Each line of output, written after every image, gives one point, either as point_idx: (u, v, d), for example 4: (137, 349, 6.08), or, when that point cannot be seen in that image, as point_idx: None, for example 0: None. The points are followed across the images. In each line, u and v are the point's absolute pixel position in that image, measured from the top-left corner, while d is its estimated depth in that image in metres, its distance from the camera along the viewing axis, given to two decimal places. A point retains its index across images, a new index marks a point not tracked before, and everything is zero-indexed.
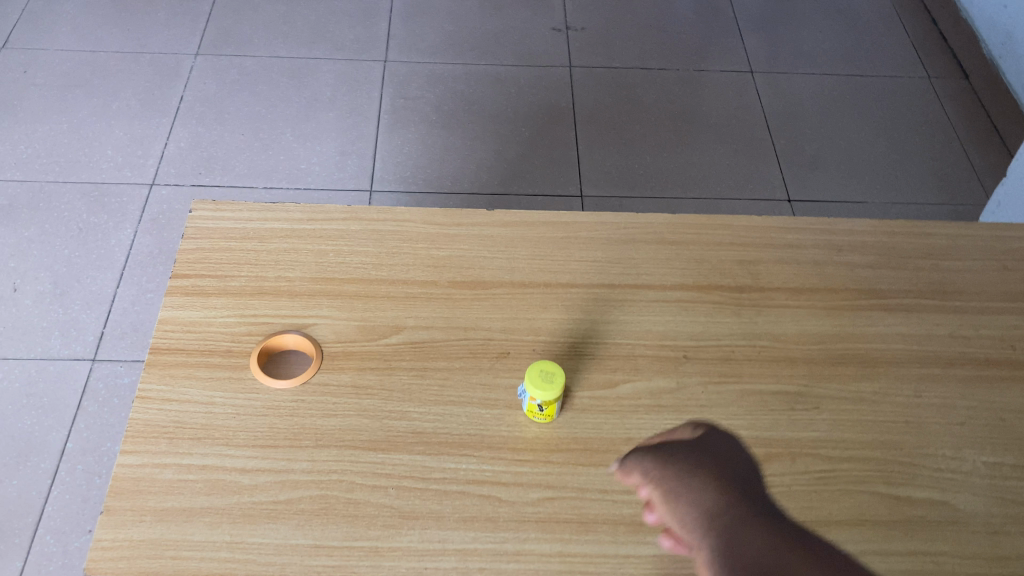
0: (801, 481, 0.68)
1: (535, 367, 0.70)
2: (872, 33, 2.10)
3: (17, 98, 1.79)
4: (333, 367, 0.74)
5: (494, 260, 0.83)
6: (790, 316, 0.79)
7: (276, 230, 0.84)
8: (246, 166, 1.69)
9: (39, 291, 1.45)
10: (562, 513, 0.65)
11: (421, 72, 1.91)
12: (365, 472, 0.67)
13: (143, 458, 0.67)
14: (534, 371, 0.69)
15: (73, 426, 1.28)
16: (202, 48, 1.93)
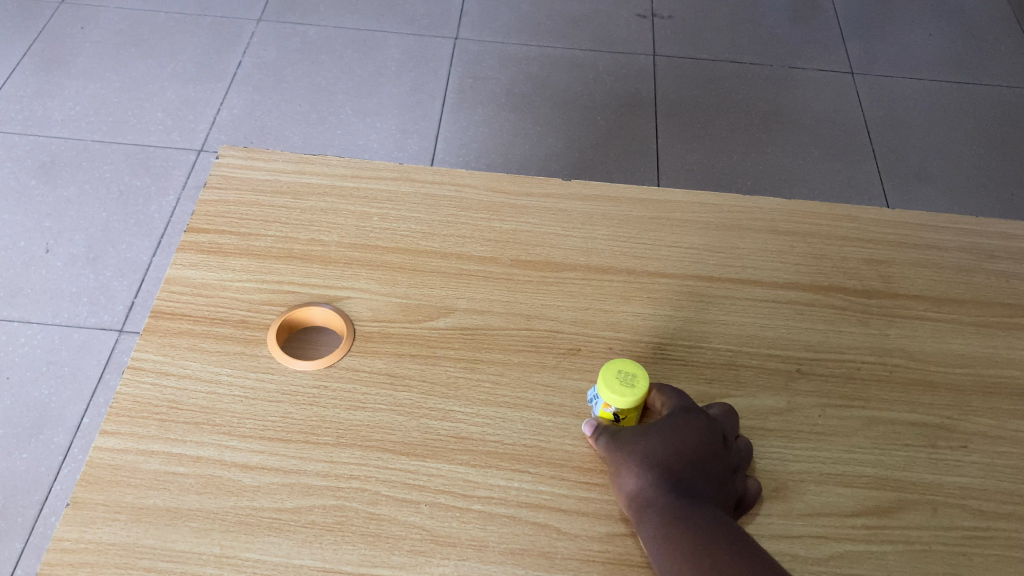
0: (943, 539, 0.53)
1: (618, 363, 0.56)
2: (987, 40, 1.92)
3: (71, 53, 1.70)
4: (365, 350, 0.61)
5: (567, 238, 0.69)
6: (929, 330, 0.64)
7: (313, 187, 0.71)
8: (301, 138, 1.59)
9: (72, 254, 1.35)
10: (635, 556, 0.52)
11: (493, 53, 1.79)
12: (394, 483, 0.54)
13: (126, 443, 0.55)
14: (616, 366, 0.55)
15: (92, 400, 1.18)
16: (266, 14, 1.83)
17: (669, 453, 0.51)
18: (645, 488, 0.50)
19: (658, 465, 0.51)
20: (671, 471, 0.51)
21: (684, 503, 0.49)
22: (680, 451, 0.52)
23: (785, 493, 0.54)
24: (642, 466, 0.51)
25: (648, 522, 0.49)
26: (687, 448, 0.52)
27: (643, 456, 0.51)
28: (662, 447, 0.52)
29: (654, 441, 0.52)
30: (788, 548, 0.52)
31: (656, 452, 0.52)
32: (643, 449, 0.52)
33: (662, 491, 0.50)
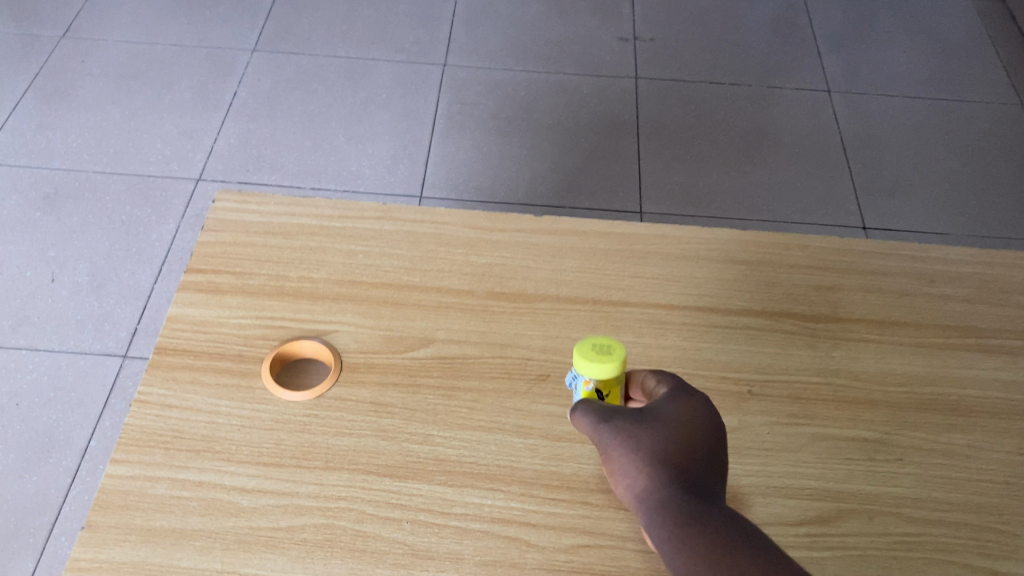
0: (878, 545, 0.58)
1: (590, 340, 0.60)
2: (960, 57, 1.98)
3: (72, 87, 1.76)
4: (351, 380, 0.66)
5: (538, 270, 0.75)
6: (872, 352, 0.69)
7: (303, 227, 0.77)
8: (296, 165, 1.64)
9: (76, 282, 1.41)
10: (598, 565, 0.57)
11: (481, 78, 1.85)
12: (378, 502, 0.59)
13: (135, 470, 0.60)
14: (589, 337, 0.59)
15: (98, 423, 1.23)
16: (260, 44, 1.89)
17: (670, 445, 0.52)
18: (648, 480, 0.51)
19: (661, 457, 0.51)
20: (674, 462, 0.51)
21: (689, 497, 0.49)
22: (679, 442, 0.52)
23: (734, 504, 0.60)
24: (644, 457, 0.51)
25: (653, 514, 0.49)
26: (685, 440, 0.52)
27: (645, 446, 0.52)
28: (660, 435, 0.52)
29: (654, 432, 0.52)
30: None
31: (658, 443, 0.52)
32: (643, 438, 0.52)
33: (666, 483, 0.50)
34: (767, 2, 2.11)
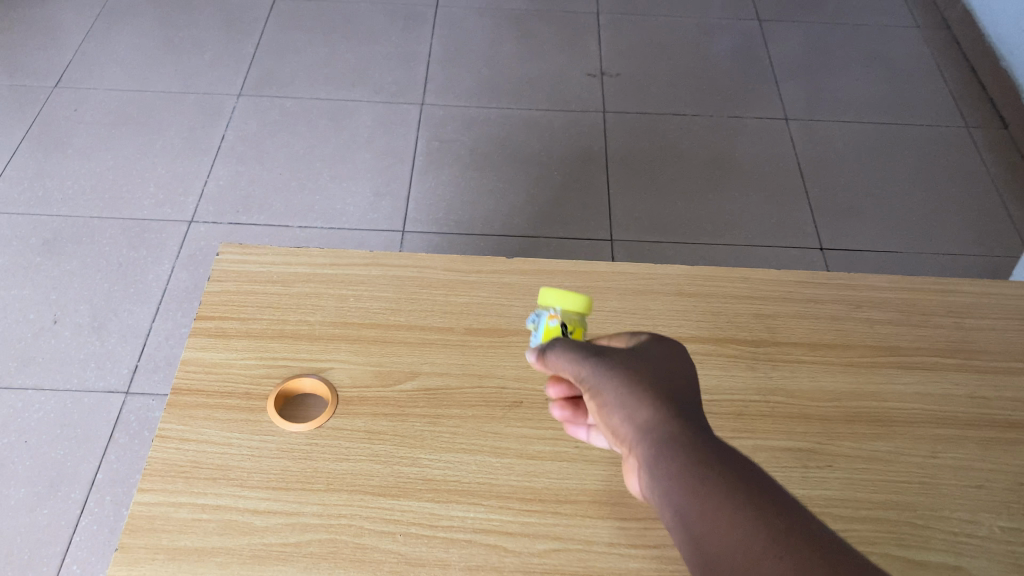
0: None
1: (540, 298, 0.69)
2: (910, 83, 2.10)
3: (67, 135, 1.85)
4: (347, 412, 0.75)
5: (511, 307, 0.84)
6: (805, 371, 0.79)
7: (299, 274, 0.86)
8: (283, 204, 1.73)
9: (78, 323, 1.49)
10: (567, 566, 0.66)
11: (458, 116, 1.95)
12: (374, 518, 0.68)
13: (159, 497, 0.69)
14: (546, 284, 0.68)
15: (104, 457, 1.31)
16: (245, 89, 1.99)
17: (667, 386, 0.54)
18: (651, 413, 0.52)
19: (661, 394, 0.53)
20: (675, 399, 0.53)
21: (693, 429, 0.51)
22: (674, 385, 0.54)
23: None
24: (646, 393, 0.53)
25: (660, 440, 0.50)
26: (679, 384, 0.55)
27: (646, 384, 0.54)
28: (657, 377, 0.54)
29: (650, 375, 0.55)
30: None
31: (658, 383, 0.54)
32: (643, 378, 0.54)
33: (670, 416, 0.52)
34: (727, 35, 2.22)
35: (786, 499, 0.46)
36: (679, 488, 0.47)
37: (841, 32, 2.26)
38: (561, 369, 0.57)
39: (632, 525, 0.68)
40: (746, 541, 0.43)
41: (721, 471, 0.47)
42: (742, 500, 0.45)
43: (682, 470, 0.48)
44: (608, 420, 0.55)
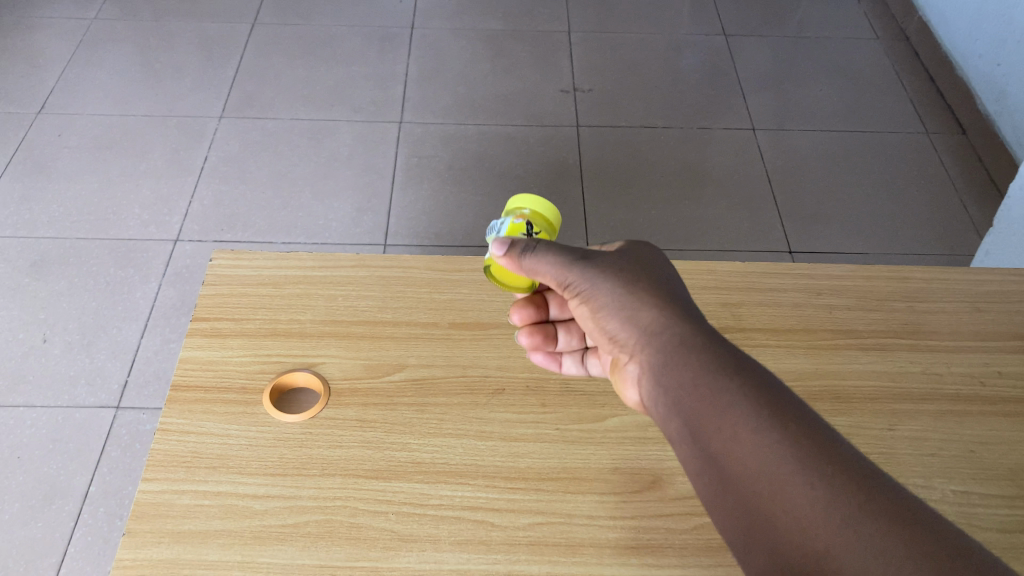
0: None
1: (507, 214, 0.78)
2: (871, 92, 2.18)
3: (51, 160, 1.88)
4: (339, 403, 0.79)
5: (491, 302, 0.89)
6: (769, 354, 0.84)
7: (289, 276, 0.90)
8: (266, 222, 1.77)
9: (68, 341, 1.52)
10: (550, 537, 0.70)
11: (436, 133, 2.00)
12: (367, 499, 0.72)
13: (162, 485, 0.72)
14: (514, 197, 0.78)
15: (96, 470, 1.34)
16: (226, 111, 2.03)
17: (667, 296, 0.63)
18: (658, 320, 0.61)
19: (665, 304, 0.62)
20: (677, 306, 0.62)
21: (694, 329, 0.60)
22: (673, 295, 0.63)
23: (659, 484, 0.74)
24: (652, 303, 0.62)
25: (666, 340, 0.59)
26: (676, 294, 0.64)
27: (650, 296, 0.62)
28: (659, 289, 0.63)
29: (652, 287, 0.63)
30: (663, 523, 0.71)
31: (661, 295, 0.63)
32: (648, 290, 0.63)
33: (674, 321, 0.60)
34: (695, 50, 2.29)
35: (777, 384, 0.55)
36: (686, 387, 0.56)
37: (804, 45, 2.34)
38: (566, 278, 0.65)
39: (609, 498, 0.73)
40: (752, 435, 0.50)
41: (723, 370, 0.55)
42: (744, 395, 0.53)
43: (690, 364, 0.56)
44: (615, 326, 0.64)
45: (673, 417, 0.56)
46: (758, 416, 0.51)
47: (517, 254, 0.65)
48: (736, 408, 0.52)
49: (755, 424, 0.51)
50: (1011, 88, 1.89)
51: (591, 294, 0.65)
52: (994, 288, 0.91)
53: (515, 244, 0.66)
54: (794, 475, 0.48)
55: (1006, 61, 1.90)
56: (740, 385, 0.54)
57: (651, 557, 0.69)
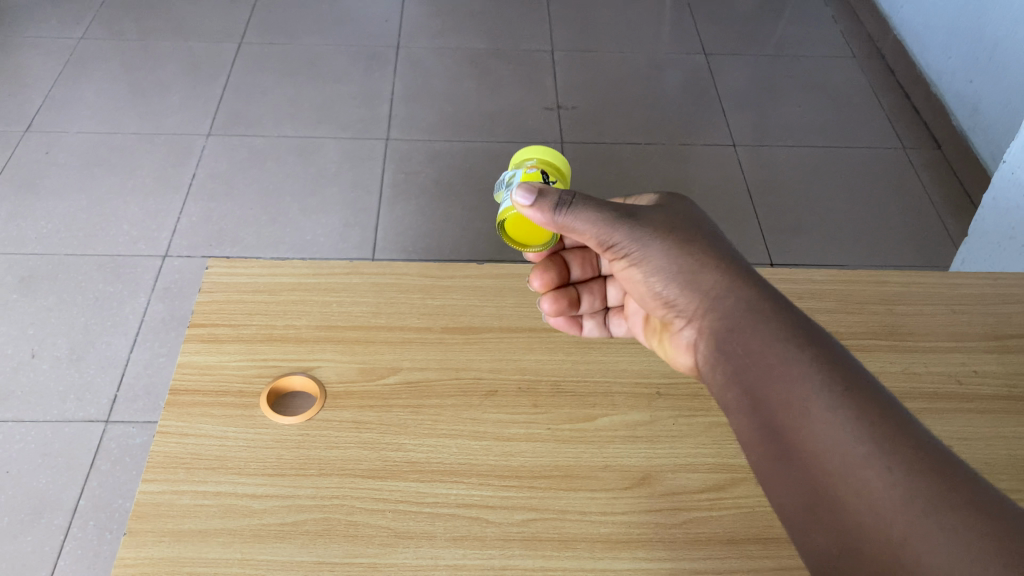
0: (764, 503, 0.74)
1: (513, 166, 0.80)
2: (848, 109, 2.23)
3: (39, 177, 1.88)
4: (335, 405, 0.80)
5: (483, 307, 0.91)
6: None
7: (284, 284, 0.92)
8: (255, 238, 1.78)
9: (56, 356, 1.51)
10: (544, 533, 0.71)
11: (422, 149, 2.02)
12: (364, 498, 0.73)
13: (162, 486, 0.73)
14: (521, 149, 0.80)
15: (86, 483, 1.34)
16: (214, 129, 2.05)
17: (724, 259, 0.68)
18: (722, 288, 0.67)
19: (724, 269, 0.68)
20: (736, 271, 0.68)
21: (756, 294, 0.65)
22: (727, 256, 0.69)
23: (649, 480, 0.75)
24: (714, 272, 0.68)
25: (734, 307, 0.65)
26: (729, 254, 0.69)
27: (712, 263, 0.68)
28: (716, 253, 0.69)
29: (709, 250, 0.69)
30: (653, 517, 0.72)
31: (720, 259, 0.68)
32: (707, 256, 0.68)
33: (738, 288, 0.66)
34: (676, 69, 2.33)
35: (839, 348, 0.60)
36: (757, 357, 0.61)
37: (782, 63, 2.39)
38: (623, 239, 0.69)
39: (601, 494, 0.74)
40: (825, 406, 0.55)
41: (793, 340, 0.61)
42: (816, 368, 0.58)
43: (760, 331, 0.62)
44: (675, 290, 0.69)
45: (739, 381, 0.62)
46: (830, 392, 0.56)
47: (556, 212, 0.67)
48: (806, 388, 0.57)
49: (827, 401, 0.55)
50: (984, 103, 1.94)
51: (636, 252, 0.70)
52: (969, 291, 0.94)
53: (551, 200, 0.67)
54: (868, 455, 0.51)
55: (979, 77, 1.95)
56: (810, 360, 0.58)
57: (643, 551, 0.70)
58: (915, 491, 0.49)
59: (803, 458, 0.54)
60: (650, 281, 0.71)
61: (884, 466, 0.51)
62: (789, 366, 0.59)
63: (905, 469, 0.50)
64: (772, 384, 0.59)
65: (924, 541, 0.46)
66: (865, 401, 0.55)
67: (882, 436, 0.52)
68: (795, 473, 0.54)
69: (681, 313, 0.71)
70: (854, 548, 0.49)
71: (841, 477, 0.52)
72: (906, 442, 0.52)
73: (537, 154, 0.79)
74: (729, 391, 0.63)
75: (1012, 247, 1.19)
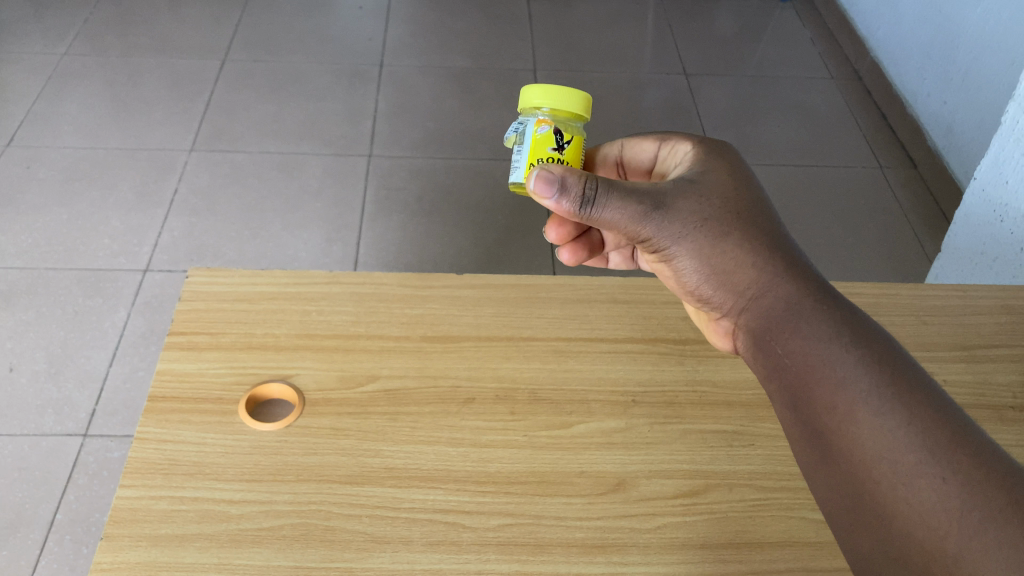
0: (738, 508, 0.75)
1: (523, 105, 0.77)
2: (826, 128, 2.26)
3: (19, 192, 1.88)
4: (313, 412, 0.81)
5: (462, 316, 0.92)
6: (728, 364, 0.88)
7: (264, 293, 0.93)
8: (236, 253, 1.78)
9: (35, 370, 1.51)
10: (519, 537, 0.71)
11: (405, 166, 2.04)
12: (342, 503, 0.73)
13: (139, 491, 0.73)
14: (529, 89, 0.76)
15: (63, 497, 1.33)
16: (197, 144, 2.05)
17: (763, 246, 0.67)
18: (761, 279, 0.66)
19: (765, 258, 0.67)
20: (776, 259, 0.67)
21: (798, 285, 0.65)
22: (766, 241, 0.68)
23: (624, 485, 0.76)
24: (754, 263, 0.67)
25: (777, 301, 0.65)
26: (766, 238, 0.68)
27: (751, 254, 0.67)
28: (754, 240, 0.68)
29: (747, 237, 0.68)
30: (627, 523, 0.73)
31: (759, 248, 0.67)
32: (747, 247, 0.67)
33: (779, 279, 0.65)
34: (657, 89, 2.36)
35: (888, 340, 0.59)
36: (801, 357, 0.61)
37: (761, 83, 2.42)
38: (656, 234, 0.68)
39: (577, 500, 0.75)
40: (875, 410, 0.55)
41: (840, 337, 0.59)
42: (865, 368, 0.57)
43: (805, 326, 0.62)
44: (714, 282, 0.69)
45: (783, 381, 0.62)
46: (880, 396, 0.55)
47: (581, 205, 0.67)
48: (853, 392, 0.56)
49: (877, 406, 0.55)
50: (958, 123, 1.97)
51: (667, 242, 0.69)
52: (938, 302, 0.96)
53: (575, 193, 0.66)
54: (921, 465, 0.51)
55: (953, 98, 1.98)
56: (857, 361, 0.58)
57: (617, 555, 0.71)
58: (966, 502, 0.48)
59: (853, 466, 0.54)
60: (683, 272, 0.71)
61: (939, 476, 0.50)
62: (836, 367, 0.58)
63: (959, 480, 0.49)
64: (817, 387, 0.58)
65: (983, 559, 0.46)
66: (915, 405, 0.54)
67: (934, 445, 0.52)
68: (845, 482, 0.54)
69: (714, 305, 0.71)
70: (906, 560, 0.49)
71: (893, 488, 0.51)
72: (960, 450, 0.51)
73: (547, 99, 0.76)
74: (772, 392, 0.63)
75: (983, 263, 1.20)
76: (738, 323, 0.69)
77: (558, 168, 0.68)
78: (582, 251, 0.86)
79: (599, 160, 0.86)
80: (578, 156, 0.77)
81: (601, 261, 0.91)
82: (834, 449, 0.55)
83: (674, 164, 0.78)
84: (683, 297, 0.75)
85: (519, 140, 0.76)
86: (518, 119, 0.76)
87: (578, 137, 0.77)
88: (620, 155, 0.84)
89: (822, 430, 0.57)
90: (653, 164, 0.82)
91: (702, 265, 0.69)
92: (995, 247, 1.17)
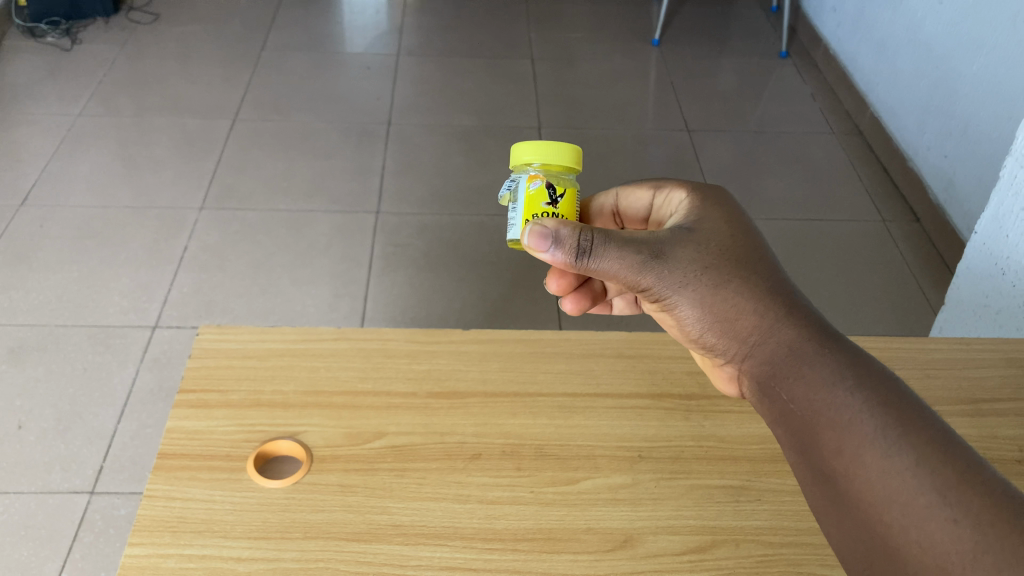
0: (745, 564, 0.75)
1: (514, 162, 0.79)
2: (826, 182, 2.29)
3: (32, 250, 1.90)
4: (321, 468, 0.81)
5: (468, 372, 0.92)
6: (733, 420, 0.89)
7: (273, 349, 0.94)
8: (245, 309, 1.79)
9: (43, 428, 1.51)
10: None
11: (411, 223, 2.06)
12: (349, 561, 0.73)
13: (148, 549, 0.73)
14: (518, 146, 0.78)
15: (68, 556, 1.33)
16: (207, 203, 2.08)
17: (763, 291, 0.68)
18: (761, 324, 0.66)
19: (766, 303, 0.67)
20: (775, 303, 0.67)
21: (799, 329, 0.65)
22: (768, 286, 0.68)
23: (631, 542, 0.76)
24: (755, 310, 0.67)
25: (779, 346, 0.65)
26: (766, 283, 0.68)
27: (753, 302, 0.67)
28: (754, 286, 0.68)
29: (746, 284, 0.68)
30: None
31: (760, 293, 0.68)
32: (748, 295, 0.68)
33: (781, 324, 0.66)
34: (659, 146, 2.40)
35: (892, 382, 0.59)
36: (805, 403, 0.61)
37: (761, 138, 2.46)
38: (656, 282, 0.69)
39: (584, 557, 0.75)
40: (883, 454, 0.55)
41: (845, 381, 0.59)
42: (870, 413, 0.57)
43: (808, 372, 0.62)
44: (715, 331, 0.70)
45: (789, 428, 0.62)
46: (886, 440, 0.55)
47: (576, 256, 0.69)
48: (860, 435, 0.56)
49: (885, 450, 0.55)
50: (958, 175, 1.99)
51: (669, 291, 0.69)
52: (941, 355, 0.97)
53: (570, 245, 0.69)
54: (932, 507, 0.52)
55: (952, 151, 2.01)
56: (862, 404, 0.58)
57: None
58: (981, 544, 0.49)
59: (865, 511, 0.54)
60: (686, 321, 0.71)
61: (949, 519, 0.51)
62: (841, 413, 0.58)
63: (971, 521, 0.50)
64: (824, 433, 0.58)
65: None
66: (923, 445, 0.55)
67: (943, 488, 0.52)
68: (857, 527, 0.55)
69: (718, 352, 0.71)
70: None
71: (905, 531, 0.52)
72: (971, 489, 0.52)
73: (537, 155, 0.78)
74: (780, 437, 0.63)
75: (986, 315, 1.21)
76: (743, 370, 0.69)
77: (552, 223, 0.71)
78: (585, 300, 0.87)
79: (595, 210, 0.87)
80: (573, 208, 0.78)
81: (605, 307, 0.92)
82: (844, 494, 0.56)
83: (671, 212, 0.79)
84: (689, 346, 0.74)
85: (513, 197, 0.78)
86: (511, 176, 0.78)
87: (572, 189, 0.78)
88: (616, 204, 0.86)
89: (831, 474, 0.57)
90: (648, 213, 0.84)
91: (705, 313, 0.69)
92: (998, 299, 1.18)
